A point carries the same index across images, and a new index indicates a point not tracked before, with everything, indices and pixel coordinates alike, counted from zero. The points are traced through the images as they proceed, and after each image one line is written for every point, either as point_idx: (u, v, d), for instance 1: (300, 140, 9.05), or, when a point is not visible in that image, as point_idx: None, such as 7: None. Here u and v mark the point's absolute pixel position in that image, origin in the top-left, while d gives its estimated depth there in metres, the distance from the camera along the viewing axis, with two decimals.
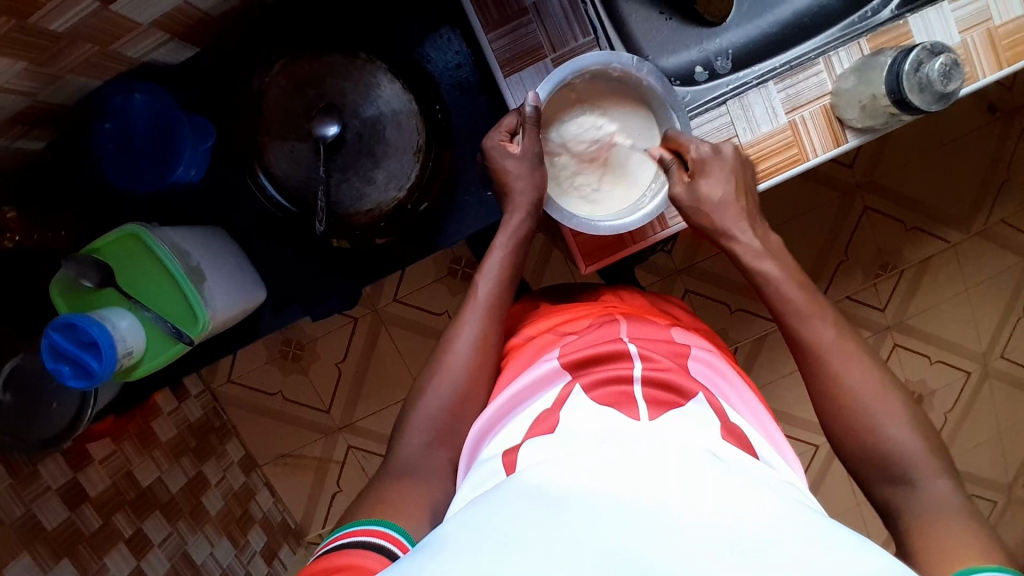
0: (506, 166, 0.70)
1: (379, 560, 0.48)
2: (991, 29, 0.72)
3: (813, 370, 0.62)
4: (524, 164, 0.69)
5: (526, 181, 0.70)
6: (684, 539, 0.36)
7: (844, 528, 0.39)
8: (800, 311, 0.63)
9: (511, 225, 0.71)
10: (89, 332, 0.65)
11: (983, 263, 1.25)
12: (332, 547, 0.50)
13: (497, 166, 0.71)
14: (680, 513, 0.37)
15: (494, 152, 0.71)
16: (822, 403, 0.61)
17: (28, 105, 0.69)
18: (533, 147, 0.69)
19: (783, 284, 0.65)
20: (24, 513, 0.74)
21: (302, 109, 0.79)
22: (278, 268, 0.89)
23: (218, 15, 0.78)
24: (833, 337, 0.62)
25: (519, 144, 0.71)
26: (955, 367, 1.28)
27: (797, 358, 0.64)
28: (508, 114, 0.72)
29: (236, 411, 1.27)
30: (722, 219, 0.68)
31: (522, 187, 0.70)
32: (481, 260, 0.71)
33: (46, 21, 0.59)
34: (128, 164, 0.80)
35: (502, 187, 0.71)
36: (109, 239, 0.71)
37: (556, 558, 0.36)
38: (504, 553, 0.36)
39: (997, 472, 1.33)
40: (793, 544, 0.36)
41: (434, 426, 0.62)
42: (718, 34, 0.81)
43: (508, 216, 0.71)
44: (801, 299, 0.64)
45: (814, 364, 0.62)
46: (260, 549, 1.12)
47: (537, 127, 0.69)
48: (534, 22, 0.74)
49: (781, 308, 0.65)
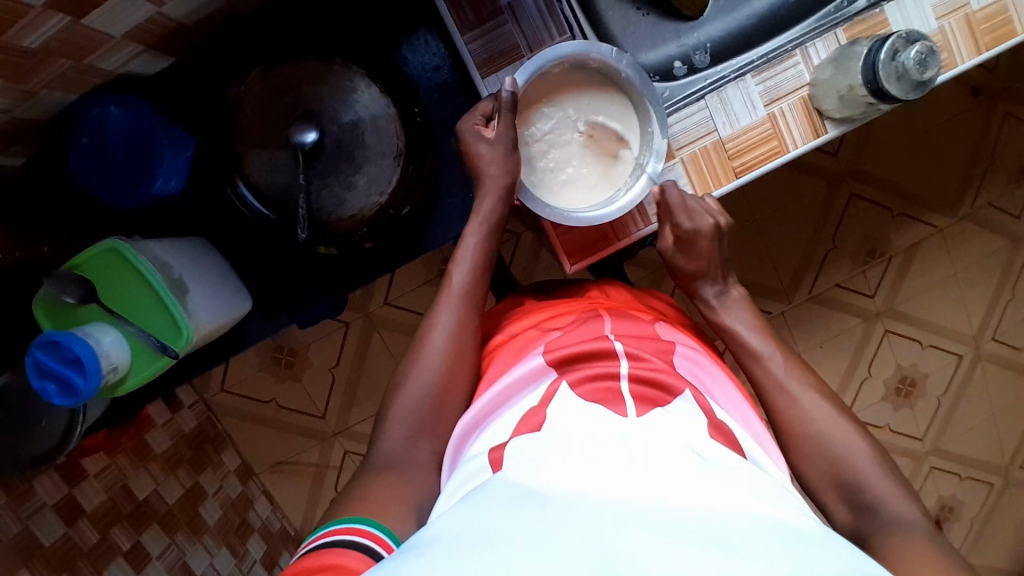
0: (480, 151, 0.70)
1: (358, 558, 0.47)
2: (968, 14, 0.72)
3: (772, 405, 0.64)
4: (497, 149, 0.69)
5: (498, 166, 0.69)
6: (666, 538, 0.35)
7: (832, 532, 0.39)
8: (771, 363, 0.66)
9: (482, 211, 0.71)
10: (72, 349, 0.65)
11: (971, 246, 1.26)
12: (317, 545, 0.48)
13: (471, 150, 0.71)
14: (662, 516, 0.37)
15: (468, 136, 0.71)
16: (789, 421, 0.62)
17: (4, 121, 0.69)
18: (507, 134, 0.68)
19: (769, 354, 0.67)
20: (20, 529, 0.74)
21: (281, 117, 0.78)
22: (264, 275, 0.89)
23: (193, 24, 0.77)
24: (783, 375, 0.65)
25: (494, 129, 0.70)
26: (947, 350, 1.29)
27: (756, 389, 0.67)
28: (484, 100, 0.72)
29: (230, 421, 1.27)
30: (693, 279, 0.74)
31: (494, 171, 0.69)
32: (454, 249, 0.71)
33: (19, 38, 0.59)
34: (106, 180, 0.78)
35: (475, 173, 0.71)
36: (90, 255, 0.71)
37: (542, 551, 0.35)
38: (487, 544, 0.36)
39: (992, 454, 1.34)
40: (776, 536, 0.36)
41: (415, 420, 0.61)
42: (696, 28, 0.80)
43: (479, 202, 0.71)
44: (767, 348, 0.67)
45: (775, 399, 0.64)
46: (260, 557, 1.11)
47: (513, 112, 0.68)
48: (509, 23, 0.74)
49: (749, 356, 0.68)
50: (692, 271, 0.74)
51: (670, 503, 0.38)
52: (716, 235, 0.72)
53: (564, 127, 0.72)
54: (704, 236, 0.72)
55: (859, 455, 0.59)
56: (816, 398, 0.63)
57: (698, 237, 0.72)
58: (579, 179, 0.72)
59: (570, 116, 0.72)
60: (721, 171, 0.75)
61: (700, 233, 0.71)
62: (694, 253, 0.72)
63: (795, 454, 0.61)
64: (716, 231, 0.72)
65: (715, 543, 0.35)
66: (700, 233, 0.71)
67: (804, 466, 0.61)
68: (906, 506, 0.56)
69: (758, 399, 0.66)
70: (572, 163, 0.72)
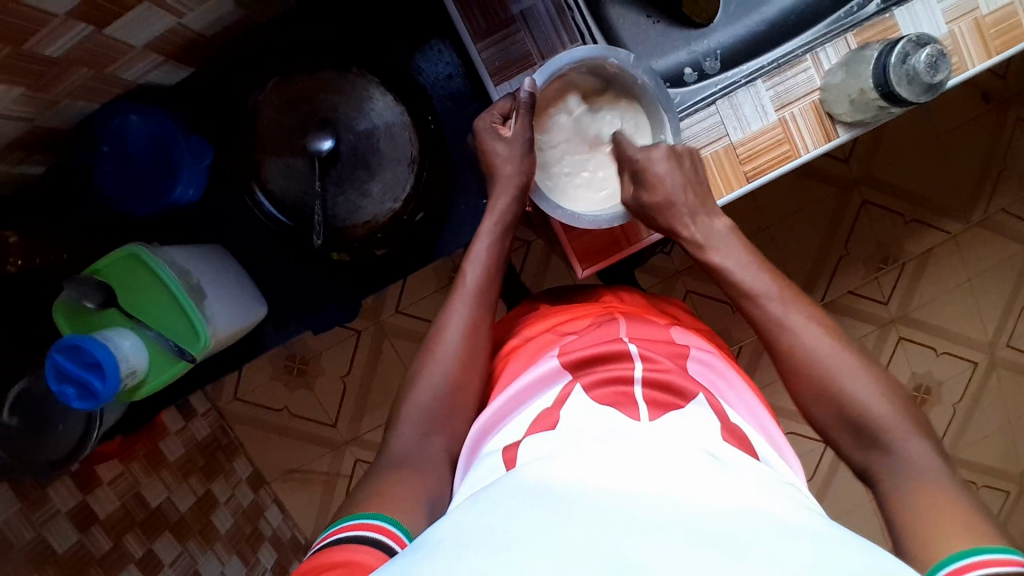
0: (495, 149, 0.71)
1: (369, 553, 0.47)
2: (978, 19, 0.73)
3: (777, 346, 0.62)
4: (514, 147, 0.70)
5: (513, 165, 0.70)
6: (683, 538, 0.35)
7: (851, 534, 0.38)
8: (768, 303, 0.63)
9: (497, 209, 0.71)
10: (93, 352, 0.66)
11: (984, 253, 1.25)
12: (331, 541, 0.49)
13: (488, 149, 0.71)
14: (676, 515, 0.37)
15: (485, 134, 0.72)
16: (795, 380, 0.61)
17: (28, 130, 0.70)
18: (524, 133, 0.69)
19: (767, 293, 0.64)
20: (33, 536, 0.74)
21: (297, 124, 0.80)
22: (280, 282, 0.90)
23: (211, 35, 0.79)
24: (784, 314, 0.62)
25: (511, 127, 0.71)
26: (961, 358, 1.28)
27: (759, 331, 0.64)
28: (502, 98, 0.73)
29: (243, 429, 1.27)
30: (670, 217, 0.68)
31: (511, 170, 0.70)
32: (468, 248, 0.72)
33: (42, 48, 0.60)
34: (125, 186, 0.81)
35: (490, 172, 0.72)
36: (110, 260, 0.72)
37: (559, 547, 0.35)
38: (497, 543, 0.36)
39: (1009, 461, 1.32)
40: (789, 537, 0.36)
41: (428, 418, 0.62)
42: (705, 35, 0.81)
43: (495, 200, 0.71)
44: (762, 286, 0.64)
45: (780, 340, 0.62)
46: (271, 565, 1.11)
47: (531, 112, 0.69)
48: (521, 31, 0.75)
49: (741, 295, 0.65)
50: (658, 205, 0.68)
51: (686, 500, 0.38)
52: (673, 157, 0.68)
53: (585, 129, 0.73)
54: (659, 161, 0.67)
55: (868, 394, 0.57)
56: (819, 332, 0.61)
57: (653, 163, 0.67)
58: (596, 182, 0.73)
59: (592, 120, 0.73)
60: (733, 175, 0.75)
61: (654, 163, 0.67)
62: (654, 182, 0.67)
63: (804, 394, 0.60)
64: (671, 152, 0.68)
65: (730, 547, 0.35)
66: (654, 158, 0.67)
67: (814, 407, 0.60)
68: (917, 445, 0.55)
69: (759, 337, 0.64)
70: (591, 166, 0.73)
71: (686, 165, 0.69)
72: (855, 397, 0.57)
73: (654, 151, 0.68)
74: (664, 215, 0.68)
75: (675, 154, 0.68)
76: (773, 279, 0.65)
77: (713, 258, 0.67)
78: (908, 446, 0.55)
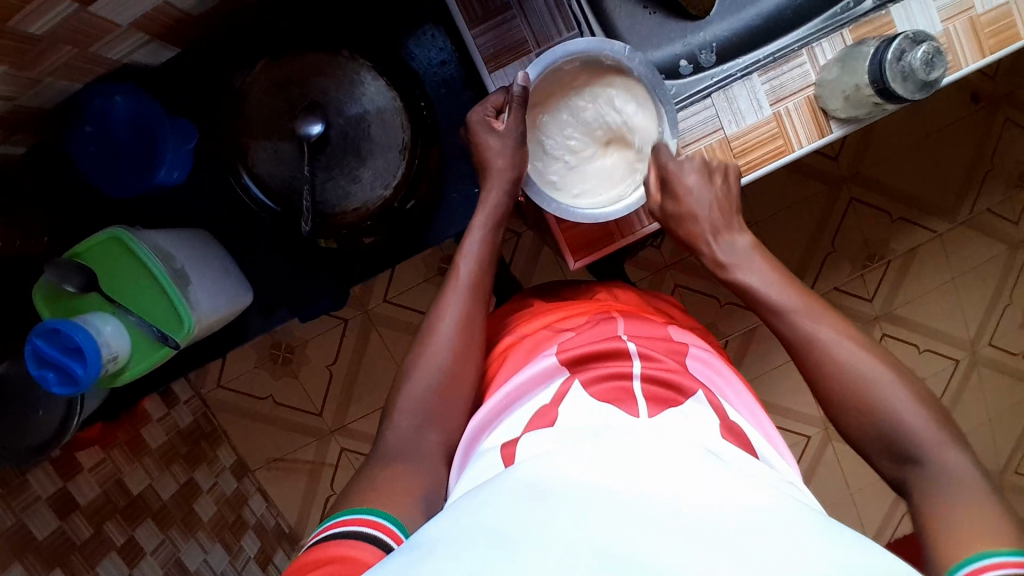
0: (488, 143, 0.70)
1: (356, 546, 0.47)
2: (973, 18, 0.73)
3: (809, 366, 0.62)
4: (506, 142, 0.69)
5: (506, 159, 0.69)
6: (692, 542, 0.34)
7: (857, 535, 0.38)
8: (794, 316, 0.63)
9: (488, 203, 0.70)
10: (72, 336, 0.64)
11: (969, 252, 1.26)
12: (321, 538, 0.49)
13: (479, 141, 0.70)
14: (690, 513, 0.36)
15: (478, 127, 0.70)
16: (823, 393, 0.61)
17: (9, 109, 0.68)
18: (515, 127, 0.68)
19: (797, 308, 0.63)
20: (14, 523, 0.73)
21: (286, 108, 0.78)
22: (269, 268, 0.89)
23: (200, 15, 0.77)
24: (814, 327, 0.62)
25: (504, 122, 0.70)
26: (945, 356, 1.29)
27: (791, 348, 0.64)
28: (495, 92, 0.72)
29: (227, 416, 1.26)
30: (689, 229, 0.69)
31: (503, 164, 0.69)
32: (463, 240, 0.71)
33: (25, 24, 0.58)
34: (107, 169, 0.79)
35: (482, 165, 0.71)
36: (91, 243, 0.70)
37: (559, 542, 0.35)
38: (495, 536, 0.36)
39: (988, 458, 1.34)
40: (801, 536, 0.36)
41: (423, 411, 0.61)
42: (703, 27, 0.79)
43: (485, 194, 0.70)
44: (792, 300, 0.64)
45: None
46: (254, 554, 1.10)
47: (524, 106, 0.68)
48: (517, 17, 0.74)
49: (776, 313, 0.64)
50: (683, 215, 0.69)
51: (695, 502, 0.37)
52: (704, 172, 0.69)
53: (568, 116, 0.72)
54: (688, 171, 0.68)
55: (881, 396, 0.58)
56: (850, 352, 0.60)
57: (682, 172, 0.68)
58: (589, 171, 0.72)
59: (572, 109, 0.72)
60: None
61: (684, 175, 0.68)
62: (681, 193, 0.68)
63: (834, 408, 0.60)
64: (702, 166, 0.69)
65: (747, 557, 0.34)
66: (684, 169, 0.68)
67: (852, 428, 0.59)
68: (949, 454, 0.55)
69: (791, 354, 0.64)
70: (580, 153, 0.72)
71: (716, 181, 0.70)
72: (882, 408, 0.57)
73: (685, 164, 0.69)
74: (683, 227, 0.70)
75: (706, 170, 0.69)
76: (804, 295, 0.64)
77: (738, 277, 0.67)
78: (944, 456, 0.55)
